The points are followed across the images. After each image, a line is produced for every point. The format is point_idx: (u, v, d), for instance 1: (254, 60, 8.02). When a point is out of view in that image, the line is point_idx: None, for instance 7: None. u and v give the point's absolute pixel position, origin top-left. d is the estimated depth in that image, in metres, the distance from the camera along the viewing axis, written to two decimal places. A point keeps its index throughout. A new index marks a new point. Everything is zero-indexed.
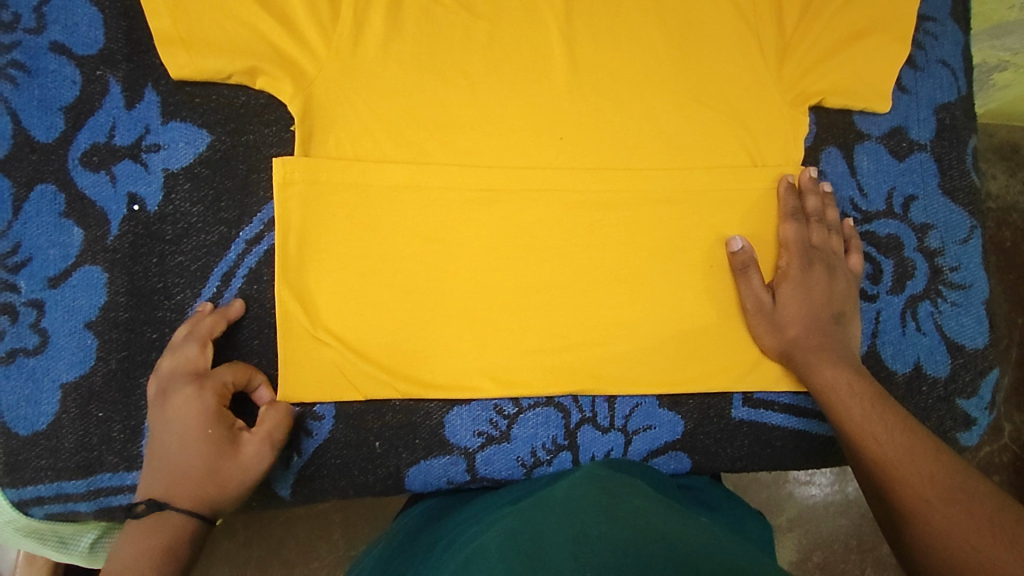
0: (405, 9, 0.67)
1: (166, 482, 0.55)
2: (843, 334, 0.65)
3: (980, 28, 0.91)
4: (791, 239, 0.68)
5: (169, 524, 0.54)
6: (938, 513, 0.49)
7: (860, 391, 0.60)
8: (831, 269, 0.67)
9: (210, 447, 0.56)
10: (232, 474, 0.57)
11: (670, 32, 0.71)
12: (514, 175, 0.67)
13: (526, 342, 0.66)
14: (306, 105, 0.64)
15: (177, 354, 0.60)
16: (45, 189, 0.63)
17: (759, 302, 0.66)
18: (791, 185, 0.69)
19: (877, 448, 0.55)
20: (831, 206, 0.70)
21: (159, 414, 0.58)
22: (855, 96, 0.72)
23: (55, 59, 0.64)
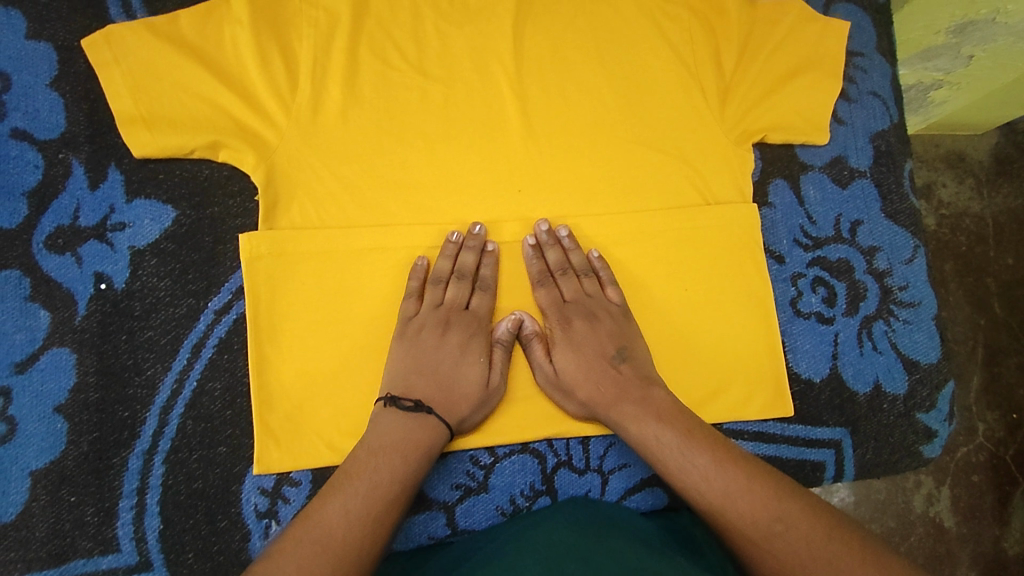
0: (361, 75, 0.69)
1: (426, 390, 0.63)
2: (628, 372, 0.65)
3: (909, 53, 0.97)
4: (544, 305, 0.69)
5: (431, 428, 0.60)
6: (742, 524, 0.52)
7: (647, 421, 0.61)
8: (591, 315, 0.68)
9: (478, 373, 0.65)
10: (481, 398, 0.65)
11: (616, 81, 0.74)
12: (477, 229, 0.69)
13: (499, 392, 0.68)
14: (268, 175, 0.66)
15: (438, 293, 0.67)
16: (9, 273, 0.63)
17: (544, 374, 0.67)
18: (531, 248, 0.69)
19: (695, 496, 0.55)
20: (574, 250, 0.69)
21: (430, 334, 0.65)
22: (795, 132, 0.76)
23: (17, 144, 0.65)
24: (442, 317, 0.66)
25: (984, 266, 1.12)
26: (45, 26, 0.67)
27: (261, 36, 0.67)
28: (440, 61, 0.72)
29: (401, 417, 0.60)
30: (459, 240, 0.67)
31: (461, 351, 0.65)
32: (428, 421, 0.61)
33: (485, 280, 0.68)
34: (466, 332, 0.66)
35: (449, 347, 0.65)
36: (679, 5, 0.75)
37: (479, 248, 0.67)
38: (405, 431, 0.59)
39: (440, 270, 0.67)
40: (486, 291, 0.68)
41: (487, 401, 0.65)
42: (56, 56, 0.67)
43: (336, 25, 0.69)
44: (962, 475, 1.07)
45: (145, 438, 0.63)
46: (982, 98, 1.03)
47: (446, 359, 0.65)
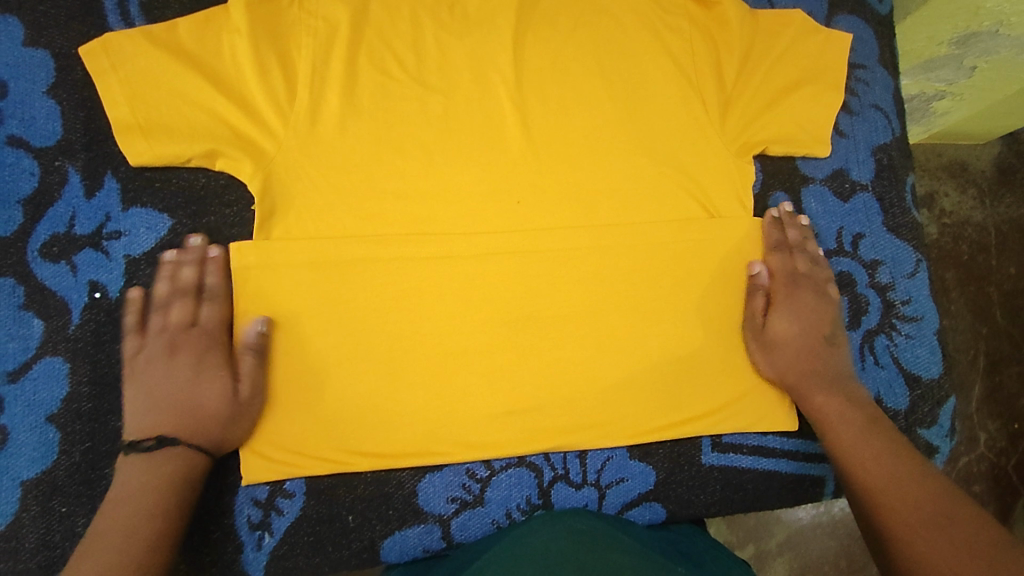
0: (360, 84, 0.69)
1: (172, 424, 0.60)
2: (835, 355, 0.70)
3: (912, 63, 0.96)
4: (776, 269, 0.72)
5: (175, 459, 0.59)
6: (893, 496, 0.57)
7: (835, 400, 0.66)
8: (819, 291, 0.72)
9: (220, 389, 0.61)
10: (233, 413, 0.62)
11: (616, 91, 0.74)
12: (475, 238, 0.69)
13: (496, 405, 0.67)
14: (265, 184, 0.66)
15: (174, 311, 0.63)
16: (3, 282, 0.63)
17: (755, 327, 0.71)
18: (774, 220, 0.74)
19: (861, 472, 0.60)
20: (812, 239, 0.75)
21: (179, 361, 0.62)
22: (796, 144, 0.75)
23: (13, 152, 0.65)
24: (186, 336, 0.63)
25: (986, 275, 1.12)
26: (42, 33, 0.67)
27: (259, 45, 0.66)
28: (439, 70, 0.71)
29: (141, 461, 0.58)
30: (175, 258, 0.65)
31: (194, 370, 0.62)
32: (168, 455, 0.58)
33: (211, 290, 0.64)
34: (219, 345, 0.64)
35: (178, 371, 0.62)
36: (679, 16, 0.75)
37: (199, 259, 0.65)
38: (154, 470, 0.58)
39: (156, 296, 0.64)
40: (214, 302, 0.65)
41: (242, 414, 0.62)
42: (53, 64, 0.67)
43: (334, 34, 0.69)
44: (962, 485, 1.06)
45: None
46: (985, 109, 1.02)
47: (182, 384, 0.61)
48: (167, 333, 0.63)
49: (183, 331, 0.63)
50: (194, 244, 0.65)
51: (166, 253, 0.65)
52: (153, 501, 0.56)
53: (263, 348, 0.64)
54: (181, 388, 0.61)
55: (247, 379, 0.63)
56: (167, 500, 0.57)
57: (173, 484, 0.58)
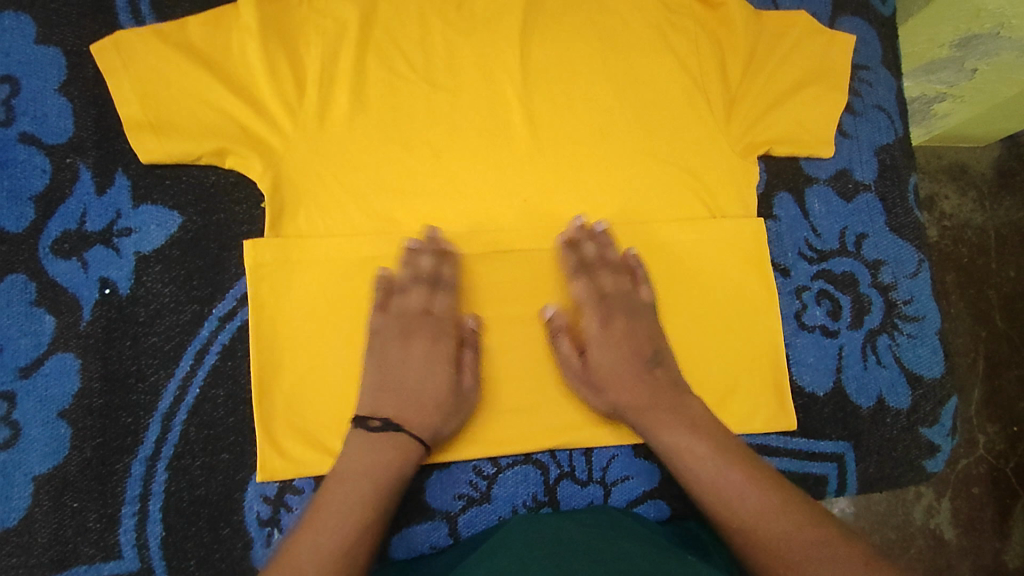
0: (369, 84, 0.70)
1: (397, 407, 0.62)
2: (664, 376, 0.65)
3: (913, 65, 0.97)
4: (581, 297, 0.68)
5: (396, 444, 0.60)
6: (772, 534, 0.54)
7: (677, 428, 0.62)
8: (630, 313, 0.68)
9: (444, 379, 0.64)
10: (454, 404, 0.64)
11: (622, 91, 0.74)
12: (482, 238, 0.69)
13: (502, 402, 0.68)
14: (275, 182, 0.66)
15: (416, 295, 0.66)
16: (15, 278, 0.64)
17: (574, 369, 0.67)
18: (568, 241, 0.70)
19: (726, 511, 0.57)
20: (614, 251, 0.70)
21: (394, 348, 0.64)
22: (800, 144, 0.76)
23: (24, 149, 0.65)
24: (421, 323, 0.66)
25: (985, 278, 1.12)
26: (55, 31, 0.67)
27: (269, 44, 0.67)
28: (447, 70, 0.72)
29: (365, 441, 0.60)
30: (418, 246, 0.67)
31: (425, 360, 0.64)
32: (394, 443, 0.60)
33: (446, 280, 0.67)
34: (447, 338, 0.66)
35: (415, 356, 0.64)
36: (685, 17, 0.76)
37: (437, 252, 0.68)
38: (373, 455, 0.59)
39: (400, 282, 0.66)
40: (448, 293, 0.67)
41: (461, 406, 0.65)
42: (65, 62, 0.67)
43: (344, 34, 0.70)
44: (961, 488, 1.06)
45: (148, 444, 0.63)
46: (985, 111, 1.03)
47: (412, 369, 0.64)
48: (402, 320, 0.65)
49: (421, 316, 0.66)
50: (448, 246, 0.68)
51: (409, 243, 0.67)
52: (371, 480, 0.58)
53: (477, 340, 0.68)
54: (415, 373, 0.64)
55: (469, 370, 0.66)
56: (382, 481, 0.58)
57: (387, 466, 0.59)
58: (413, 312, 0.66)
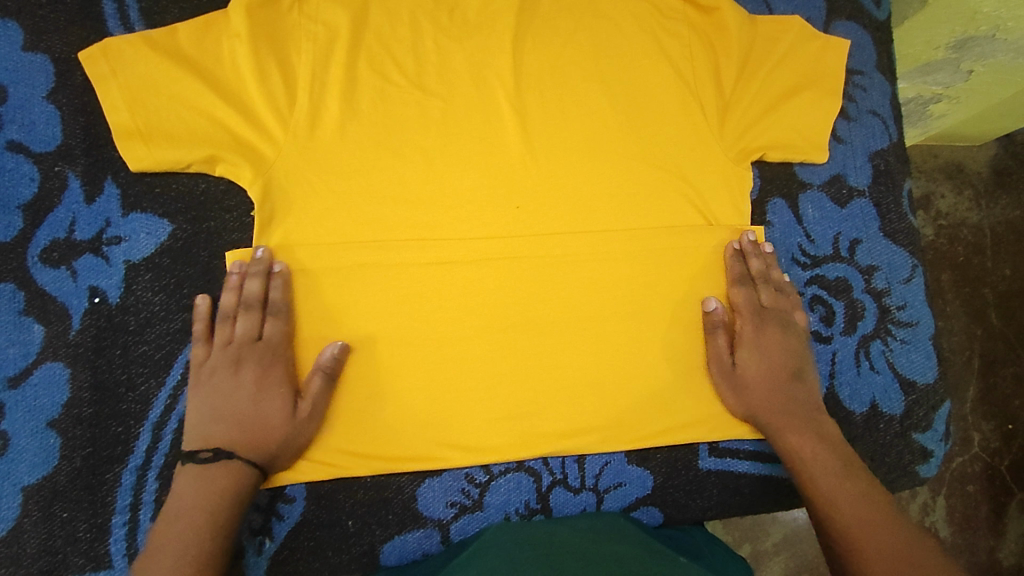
0: (360, 90, 0.69)
1: (227, 433, 0.60)
2: (802, 391, 0.68)
3: (909, 67, 0.97)
4: (740, 304, 0.71)
5: (228, 474, 0.59)
6: (874, 541, 0.56)
7: (808, 433, 0.65)
8: (786, 326, 0.71)
9: (282, 407, 0.62)
10: (291, 432, 0.62)
11: (615, 97, 0.74)
12: (475, 244, 0.69)
13: (495, 410, 0.67)
14: (265, 190, 0.66)
15: (241, 322, 0.64)
16: (3, 287, 0.63)
17: (721, 367, 0.70)
18: (735, 252, 0.72)
19: (834, 515, 0.59)
20: (775, 266, 0.73)
21: (223, 376, 0.62)
22: (793, 150, 0.76)
23: (12, 157, 0.65)
24: (252, 350, 0.63)
25: (981, 276, 1.12)
26: (42, 38, 0.67)
27: (259, 50, 0.66)
28: (439, 75, 0.71)
29: (195, 474, 0.59)
30: (242, 269, 0.65)
31: (256, 386, 0.62)
32: (226, 470, 0.59)
33: (274, 304, 0.64)
34: (283, 362, 0.64)
35: (245, 385, 0.62)
36: (678, 22, 0.76)
37: (263, 274, 0.64)
38: (205, 486, 0.58)
39: (224, 306, 0.64)
40: (277, 316, 0.64)
41: (297, 432, 0.62)
42: (53, 69, 0.67)
43: (335, 39, 0.69)
44: (956, 486, 1.06)
45: (138, 454, 0.62)
46: (983, 109, 1.03)
47: (246, 399, 0.62)
48: (232, 347, 0.63)
49: (250, 344, 0.63)
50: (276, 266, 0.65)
51: (232, 265, 0.64)
52: (204, 514, 0.57)
53: (337, 369, 0.65)
54: (237, 402, 0.61)
55: (311, 398, 0.63)
56: (215, 510, 0.57)
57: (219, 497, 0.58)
58: (250, 338, 0.63)
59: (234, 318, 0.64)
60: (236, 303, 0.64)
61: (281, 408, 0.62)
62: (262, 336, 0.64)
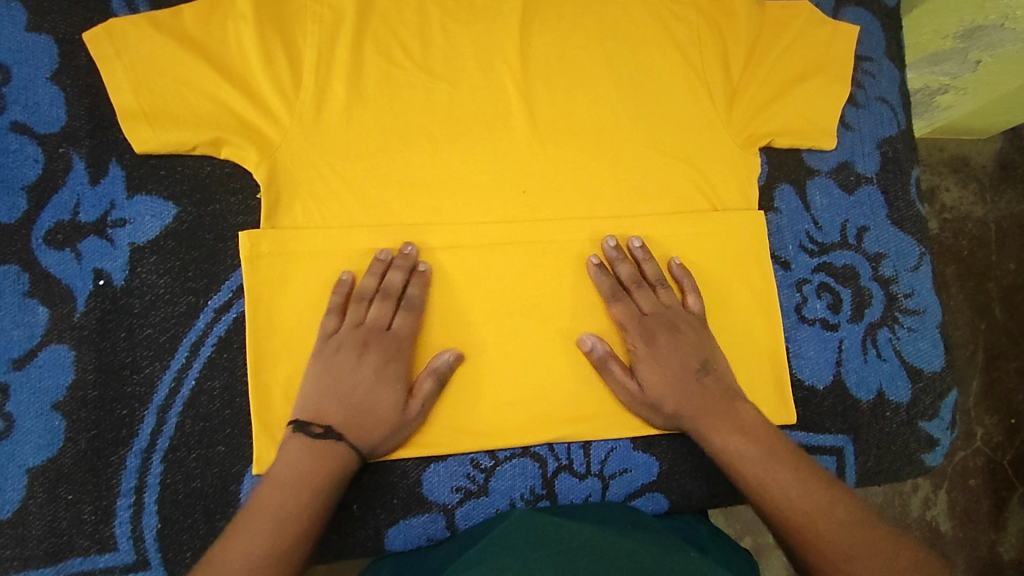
0: (366, 73, 0.69)
1: (346, 416, 0.60)
2: (713, 382, 0.65)
3: (916, 56, 0.97)
4: (624, 321, 0.67)
5: (338, 455, 0.58)
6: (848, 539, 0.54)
7: (724, 422, 0.63)
8: (673, 329, 0.66)
9: (395, 400, 0.62)
10: (395, 425, 0.62)
11: (622, 82, 0.73)
12: (480, 230, 0.69)
13: (500, 396, 0.67)
14: (271, 173, 0.66)
15: (375, 307, 0.64)
16: (8, 269, 0.63)
17: (626, 392, 0.66)
18: (611, 251, 0.68)
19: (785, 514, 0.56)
20: (647, 262, 0.69)
21: (347, 354, 0.62)
22: (802, 136, 0.75)
23: (16, 138, 0.65)
24: (379, 338, 0.63)
25: (986, 270, 1.12)
26: (46, 19, 0.66)
27: (265, 33, 0.66)
28: (445, 59, 0.71)
29: (307, 447, 0.58)
30: (389, 259, 0.65)
31: (377, 375, 0.62)
32: (337, 450, 0.59)
33: (411, 300, 0.65)
34: (405, 356, 0.64)
35: (366, 369, 0.62)
36: (686, 7, 0.75)
37: (407, 269, 0.65)
38: (314, 461, 0.57)
39: (364, 288, 0.64)
40: (410, 312, 0.65)
41: (404, 428, 0.63)
42: (57, 50, 0.66)
43: (340, 22, 0.69)
44: (958, 480, 1.06)
45: (144, 437, 0.62)
46: (988, 104, 1.02)
47: (366, 383, 0.62)
48: (360, 330, 0.63)
49: (378, 332, 0.63)
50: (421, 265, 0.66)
51: (380, 252, 0.65)
52: (308, 488, 0.56)
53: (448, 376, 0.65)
54: (365, 388, 0.61)
55: (422, 399, 0.63)
56: (320, 485, 0.57)
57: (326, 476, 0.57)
58: (397, 333, 0.64)
59: (369, 302, 0.65)
60: (376, 288, 0.65)
61: (371, 396, 0.61)
62: (391, 327, 0.64)
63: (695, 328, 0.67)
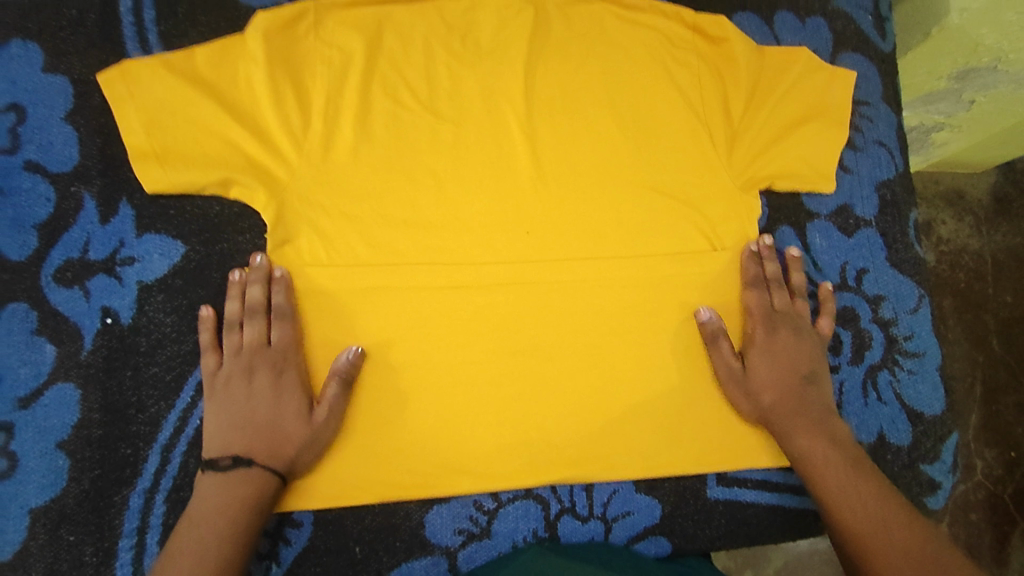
0: (374, 114, 0.70)
1: (249, 442, 0.61)
2: (815, 394, 0.69)
3: (912, 96, 0.99)
4: (754, 306, 0.72)
5: (250, 479, 0.60)
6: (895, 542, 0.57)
7: (862, 485, 0.62)
8: (797, 330, 0.72)
9: (297, 411, 0.63)
10: (307, 437, 0.63)
11: (625, 124, 0.75)
12: (484, 269, 0.69)
13: (503, 437, 0.67)
14: (279, 212, 0.66)
15: (248, 329, 0.64)
16: (17, 306, 0.63)
17: (728, 369, 0.69)
18: (752, 254, 0.73)
19: (851, 516, 0.60)
20: (796, 269, 0.75)
21: (236, 385, 0.62)
22: (801, 179, 0.77)
23: (29, 177, 0.65)
24: (262, 357, 0.63)
25: (983, 303, 1.13)
26: (62, 60, 0.68)
27: (275, 75, 0.67)
28: (451, 101, 0.72)
29: (217, 480, 0.60)
30: (243, 277, 0.65)
31: (273, 390, 0.63)
32: (247, 474, 0.60)
33: (279, 309, 0.64)
34: (295, 365, 0.64)
35: (259, 390, 0.62)
36: (687, 51, 0.77)
37: (263, 279, 0.65)
38: (227, 490, 0.59)
39: (230, 315, 0.65)
40: (284, 320, 0.64)
41: (316, 439, 0.63)
42: (72, 90, 0.68)
43: (349, 64, 0.70)
44: (959, 514, 1.06)
45: (147, 476, 0.62)
46: (981, 139, 1.04)
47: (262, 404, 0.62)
48: (243, 354, 0.64)
49: (260, 350, 0.64)
50: (277, 271, 0.65)
51: (233, 273, 0.65)
52: (227, 513, 0.58)
53: (353, 374, 0.65)
54: (255, 410, 0.62)
55: (327, 403, 0.63)
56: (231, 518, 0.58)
57: (247, 504, 0.59)
58: (282, 344, 0.64)
59: (240, 327, 0.65)
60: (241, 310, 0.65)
61: (277, 411, 0.62)
62: (271, 341, 0.64)
63: (814, 337, 0.72)
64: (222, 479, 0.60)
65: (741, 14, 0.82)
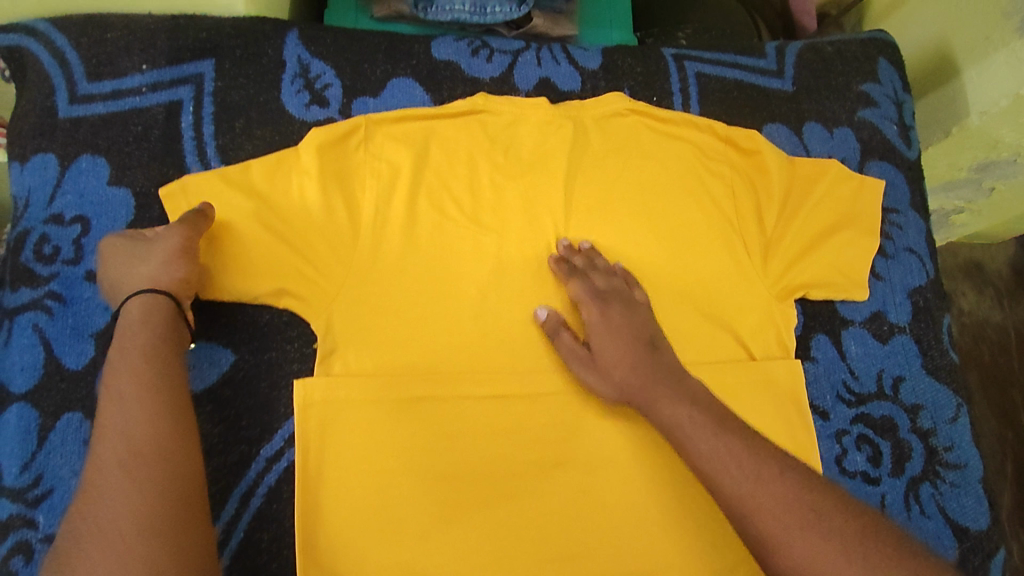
0: (419, 226, 0.73)
1: (134, 323, 0.60)
2: (665, 357, 0.65)
3: (934, 182, 1.05)
4: (579, 296, 0.70)
5: (134, 368, 0.57)
6: (768, 498, 0.53)
7: (740, 456, 0.55)
8: (628, 303, 0.69)
9: (162, 257, 0.63)
10: (167, 273, 0.63)
11: (661, 232, 0.77)
12: (525, 378, 0.70)
13: (545, 552, 0.67)
14: (328, 323, 0.69)
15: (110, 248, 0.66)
16: (72, 416, 0.65)
17: (580, 357, 0.69)
18: (557, 259, 0.73)
19: (729, 483, 0.54)
20: (598, 257, 0.73)
21: (123, 275, 0.63)
22: (835, 288, 0.78)
23: (89, 287, 0.68)
24: (122, 252, 0.65)
25: (1009, 378, 1.13)
26: (126, 174, 0.72)
27: (328, 190, 0.70)
28: (494, 212, 0.75)
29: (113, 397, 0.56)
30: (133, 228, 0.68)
31: (142, 268, 0.63)
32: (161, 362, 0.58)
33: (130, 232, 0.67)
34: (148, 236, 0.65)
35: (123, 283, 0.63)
36: (720, 163, 0.80)
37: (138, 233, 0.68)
38: (122, 405, 0.55)
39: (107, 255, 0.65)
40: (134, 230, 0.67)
41: (175, 263, 0.63)
42: (134, 202, 0.71)
43: (397, 176, 0.73)
44: None
45: None
46: (1002, 221, 1.09)
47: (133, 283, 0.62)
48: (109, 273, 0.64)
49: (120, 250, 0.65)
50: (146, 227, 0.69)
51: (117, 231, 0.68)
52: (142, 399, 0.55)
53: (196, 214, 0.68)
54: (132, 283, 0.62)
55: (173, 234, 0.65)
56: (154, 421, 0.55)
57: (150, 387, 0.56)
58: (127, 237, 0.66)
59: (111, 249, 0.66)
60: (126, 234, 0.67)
61: (148, 279, 0.62)
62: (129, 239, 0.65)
63: (645, 306, 0.71)
64: (125, 394, 0.55)
65: (771, 125, 0.85)
